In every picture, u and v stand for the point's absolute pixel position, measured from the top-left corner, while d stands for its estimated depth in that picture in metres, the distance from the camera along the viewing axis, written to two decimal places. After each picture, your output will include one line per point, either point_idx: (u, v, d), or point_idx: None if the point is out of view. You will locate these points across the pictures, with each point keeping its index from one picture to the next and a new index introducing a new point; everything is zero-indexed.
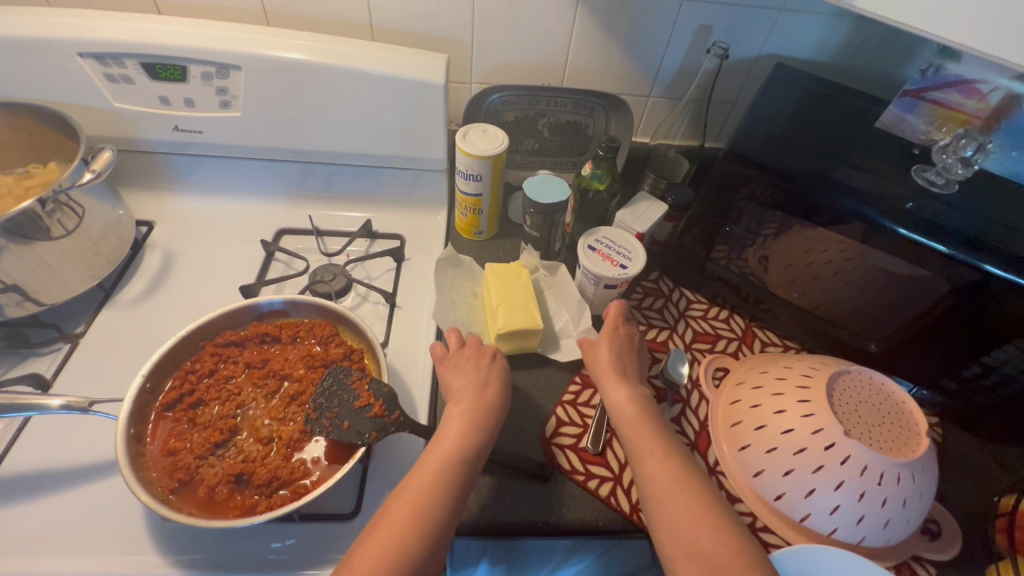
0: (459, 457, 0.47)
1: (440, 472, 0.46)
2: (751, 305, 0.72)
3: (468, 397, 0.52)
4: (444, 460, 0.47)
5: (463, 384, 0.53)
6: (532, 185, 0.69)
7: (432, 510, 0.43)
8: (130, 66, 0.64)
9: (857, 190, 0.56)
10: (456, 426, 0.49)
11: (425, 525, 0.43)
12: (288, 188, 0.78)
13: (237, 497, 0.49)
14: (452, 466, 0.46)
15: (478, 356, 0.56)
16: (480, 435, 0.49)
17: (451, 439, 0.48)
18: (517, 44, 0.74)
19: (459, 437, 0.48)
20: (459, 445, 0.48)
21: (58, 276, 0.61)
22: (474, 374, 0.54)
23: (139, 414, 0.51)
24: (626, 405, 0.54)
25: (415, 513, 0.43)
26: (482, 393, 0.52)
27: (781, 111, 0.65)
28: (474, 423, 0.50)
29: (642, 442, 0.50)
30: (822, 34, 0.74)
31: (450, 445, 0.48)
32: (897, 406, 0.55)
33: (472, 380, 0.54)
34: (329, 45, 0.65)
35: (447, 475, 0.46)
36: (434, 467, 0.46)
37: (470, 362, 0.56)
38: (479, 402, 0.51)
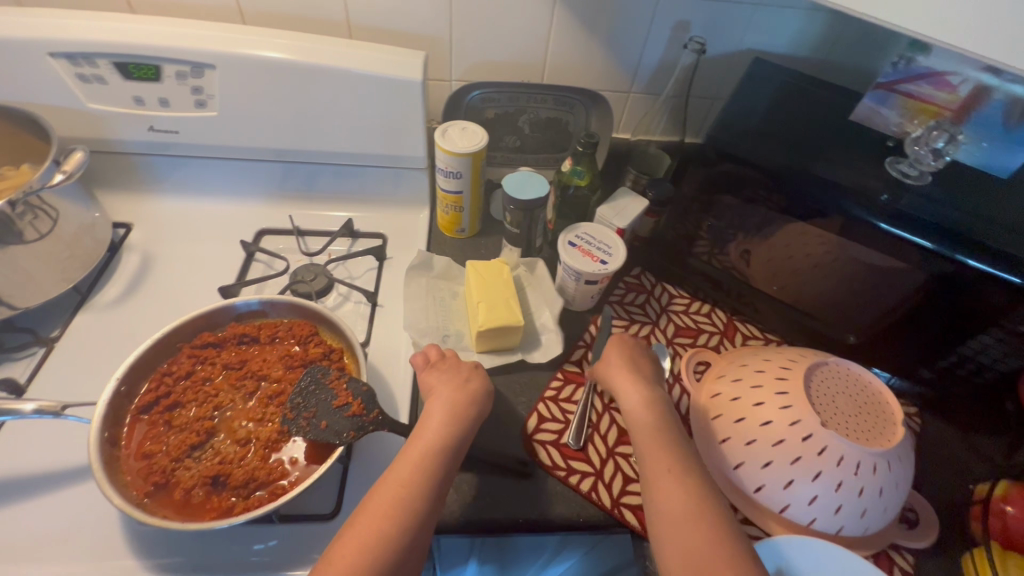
0: (439, 451, 0.47)
1: (419, 464, 0.45)
2: (732, 299, 0.72)
3: (448, 391, 0.52)
4: (424, 453, 0.46)
5: (442, 385, 0.53)
6: (512, 181, 0.69)
7: (411, 502, 0.43)
8: (102, 66, 0.63)
9: (832, 183, 0.56)
10: (435, 419, 0.49)
11: (405, 516, 0.42)
12: (268, 189, 0.78)
13: (214, 499, 0.48)
14: (432, 457, 0.46)
15: (457, 365, 0.55)
16: (461, 431, 0.49)
17: (431, 432, 0.48)
18: (496, 41, 0.74)
19: (439, 430, 0.48)
20: (439, 437, 0.48)
21: (31, 279, 0.60)
22: (454, 379, 0.54)
23: (114, 417, 0.50)
24: (643, 416, 0.53)
25: (394, 505, 0.42)
26: (463, 388, 0.52)
27: (758, 106, 0.65)
28: (456, 417, 0.50)
29: (657, 454, 0.49)
30: (799, 29, 0.74)
31: (430, 438, 0.47)
32: (873, 396, 0.55)
33: (453, 378, 0.54)
34: (305, 43, 0.65)
35: (427, 467, 0.45)
36: (413, 459, 0.46)
37: (449, 369, 0.55)
38: (457, 399, 0.51)
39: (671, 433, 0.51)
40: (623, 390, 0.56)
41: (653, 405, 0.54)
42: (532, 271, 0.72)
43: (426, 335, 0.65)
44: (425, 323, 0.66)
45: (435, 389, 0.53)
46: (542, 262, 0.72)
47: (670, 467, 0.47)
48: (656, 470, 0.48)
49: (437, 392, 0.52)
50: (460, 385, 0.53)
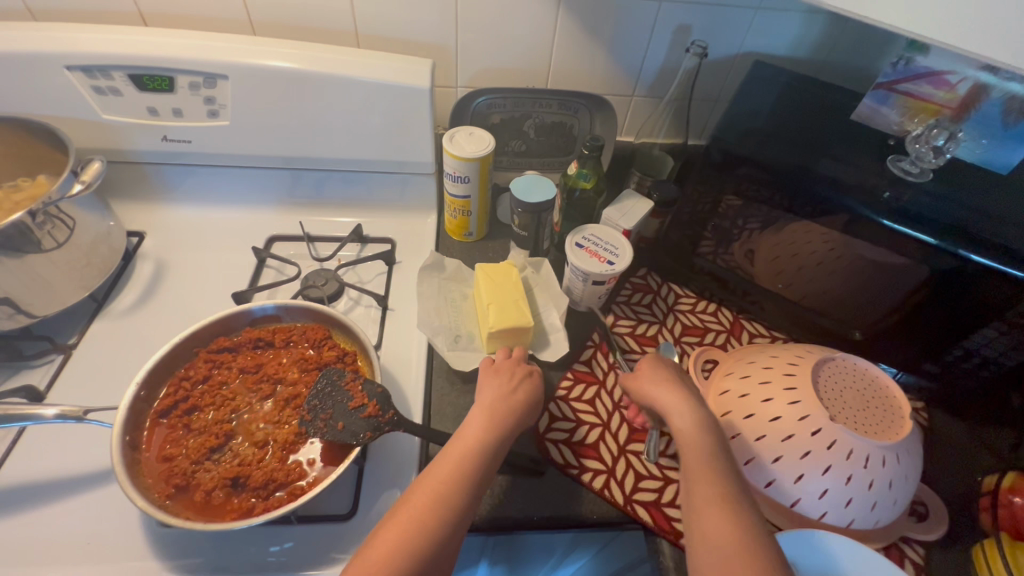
0: (480, 456, 0.47)
1: (459, 465, 0.46)
2: (738, 298, 0.73)
3: (494, 397, 0.53)
4: (464, 455, 0.47)
5: (497, 392, 0.53)
6: (520, 185, 0.70)
7: (450, 501, 0.44)
8: (118, 78, 0.64)
9: (835, 182, 0.57)
10: (477, 424, 0.50)
11: (443, 514, 0.43)
12: (279, 196, 0.79)
13: (234, 500, 0.49)
14: (472, 458, 0.47)
15: (511, 370, 0.56)
16: (502, 438, 0.49)
17: (473, 435, 0.48)
18: (501, 47, 0.75)
19: (481, 434, 0.49)
20: (479, 441, 0.48)
21: (50, 287, 0.61)
22: (510, 386, 0.54)
23: (134, 421, 0.51)
24: (693, 436, 0.50)
25: (432, 502, 0.43)
26: (507, 396, 0.53)
27: (760, 107, 0.67)
28: (495, 422, 0.50)
29: (704, 482, 0.47)
30: (799, 31, 0.75)
31: (471, 441, 0.48)
32: (880, 390, 0.56)
33: (499, 385, 0.54)
34: (315, 53, 0.66)
35: (467, 469, 0.46)
36: (454, 459, 0.47)
37: (503, 374, 0.56)
38: (496, 405, 0.52)
39: (721, 458, 0.48)
40: (669, 409, 0.53)
41: (704, 425, 0.51)
42: (539, 272, 0.73)
43: (439, 333, 0.65)
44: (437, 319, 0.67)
45: (479, 396, 0.53)
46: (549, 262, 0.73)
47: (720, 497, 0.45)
48: (704, 498, 0.46)
49: (489, 397, 0.53)
50: (513, 394, 0.53)
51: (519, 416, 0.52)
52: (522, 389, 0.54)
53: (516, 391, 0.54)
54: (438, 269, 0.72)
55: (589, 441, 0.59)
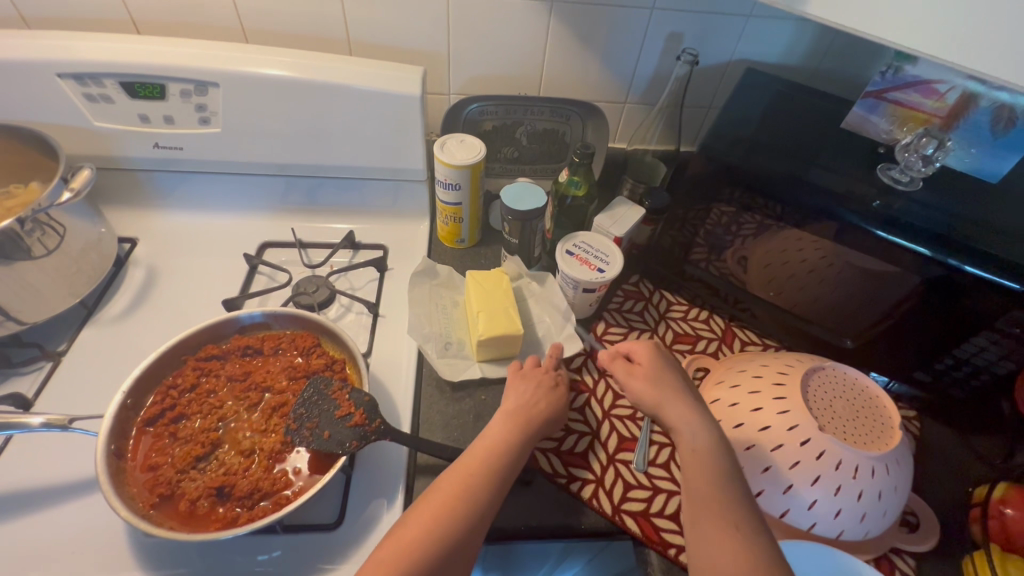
0: (507, 451, 0.49)
1: (487, 457, 0.48)
2: (730, 305, 0.73)
3: (521, 400, 0.54)
4: (492, 449, 0.49)
5: (530, 398, 0.54)
6: (509, 193, 0.70)
7: (479, 489, 0.45)
8: (109, 85, 0.65)
9: (825, 190, 0.57)
10: (500, 425, 0.51)
11: (472, 501, 0.45)
12: (271, 202, 0.79)
13: (218, 510, 0.49)
14: (500, 452, 0.48)
15: (541, 377, 0.57)
16: (527, 440, 0.50)
17: (500, 431, 0.50)
18: (493, 55, 0.76)
19: (510, 431, 0.50)
20: (507, 437, 0.50)
21: (39, 294, 0.61)
22: (545, 393, 0.55)
23: (120, 430, 0.51)
24: (705, 458, 0.48)
25: (461, 488, 0.45)
26: (534, 401, 0.54)
27: (751, 115, 0.67)
28: (519, 420, 0.51)
29: (722, 507, 0.45)
30: (790, 39, 0.75)
31: (498, 437, 0.50)
32: (870, 400, 0.56)
33: (527, 391, 0.55)
34: (306, 61, 0.66)
35: (495, 462, 0.47)
36: (482, 452, 0.48)
37: (533, 381, 0.56)
38: (521, 409, 0.53)
39: (735, 479, 0.47)
40: (680, 424, 0.51)
41: (716, 448, 0.49)
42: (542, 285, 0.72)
43: (429, 340, 0.65)
44: (428, 328, 0.67)
45: (507, 398, 0.55)
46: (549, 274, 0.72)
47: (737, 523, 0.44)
48: (722, 523, 0.44)
49: (522, 403, 0.54)
50: (543, 405, 0.54)
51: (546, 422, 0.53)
52: (550, 399, 0.55)
53: (546, 398, 0.55)
54: (429, 276, 0.72)
55: (578, 450, 0.59)
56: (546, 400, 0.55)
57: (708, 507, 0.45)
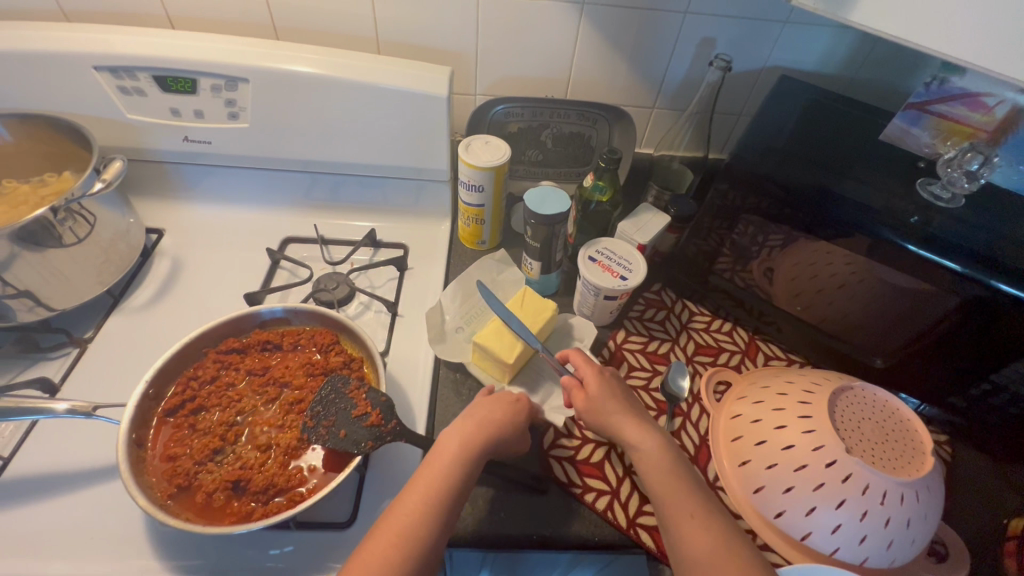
0: (443, 487, 0.46)
1: (424, 496, 0.45)
2: (755, 318, 0.71)
3: (486, 408, 0.52)
4: (429, 486, 0.46)
5: (485, 415, 0.52)
6: (532, 196, 0.67)
7: (416, 534, 0.43)
8: (142, 79, 0.66)
9: (860, 204, 0.56)
10: (458, 431, 0.50)
11: (410, 549, 0.43)
12: (294, 198, 0.80)
13: (234, 503, 0.49)
14: (439, 486, 0.46)
15: (506, 394, 0.55)
16: (487, 446, 0.49)
17: (439, 465, 0.47)
18: (521, 57, 0.75)
19: (447, 464, 0.47)
20: (450, 463, 0.47)
21: (69, 283, 0.63)
22: (507, 410, 0.53)
23: (141, 419, 0.52)
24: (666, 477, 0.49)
25: (399, 536, 0.43)
26: (479, 419, 0.51)
27: (784, 124, 0.65)
28: (480, 428, 0.50)
29: (677, 499, 0.47)
30: (828, 45, 0.73)
31: (438, 471, 0.47)
32: (902, 423, 0.54)
33: (485, 406, 0.53)
34: (336, 58, 0.67)
35: (432, 501, 0.45)
36: (422, 489, 0.46)
37: (499, 398, 0.54)
38: (466, 429, 0.50)
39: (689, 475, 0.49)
40: (627, 432, 0.52)
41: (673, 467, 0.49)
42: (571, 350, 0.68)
43: (454, 314, 0.68)
44: (454, 310, 0.68)
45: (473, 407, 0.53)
46: (591, 327, 0.69)
47: (693, 515, 0.46)
48: (678, 516, 0.46)
49: (475, 415, 0.52)
50: (501, 424, 0.51)
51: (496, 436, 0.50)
52: (507, 416, 0.52)
53: (501, 417, 0.52)
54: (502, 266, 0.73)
55: (594, 460, 0.58)
56: (497, 413, 0.52)
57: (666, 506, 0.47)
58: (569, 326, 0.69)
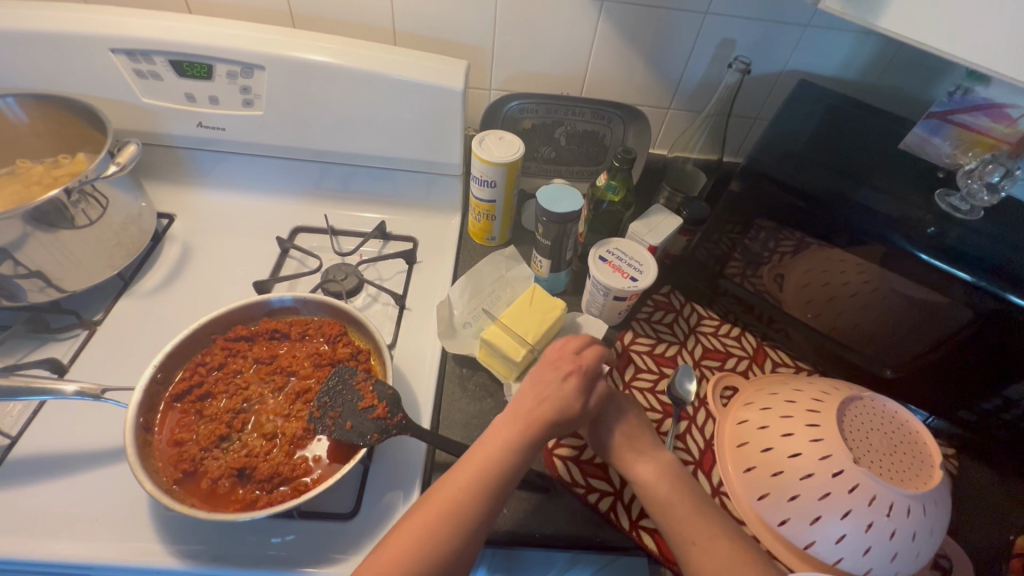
0: (496, 470, 0.46)
1: (478, 472, 0.46)
2: (763, 324, 0.71)
3: (549, 392, 0.51)
4: (484, 464, 0.46)
5: (545, 401, 0.50)
6: (545, 194, 0.66)
7: (467, 506, 0.43)
8: (158, 63, 0.65)
9: (876, 213, 0.55)
10: (515, 415, 0.50)
11: (458, 520, 0.43)
12: (305, 188, 0.80)
13: (238, 491, 0.49)
14: (492, 465, 0.46)
15: (550, 374, 0.52)
16: (541, 434, 0.49)
17: (496, 445, 0.48)
18: (538, 53, 0.75)
19: (503, 445, 0.47)
20: (506, 446, 0.47)
21: (80, 265, 0.63)
22: (559, 395, 0.51)
23: (149, 403, 0.52)
24: (671, 503, 0.49)
25: (447, 506, 0.43)
26: (538, 405, 0.50)
27: (802, 129, 0.64)
28: (536, 418, 0.49)
29: (684, 523, 0.47)
30: (848, 51, 0.72)
31: (492, 451, 0.47)
32: (911, 435, 0.53)
33: (545, 388, 0.51)
34: (353, 48, 0.66)
35: (483, 479, 0.45)
36: (475, 464, 0.46)
37: (545, 381, 0.52)
38: (528, 418, 0.50)
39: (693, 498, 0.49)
40: (626, 460, 0.52)
41: (679, 492, 0.49)
42: None
43: (462, 309, 0.67)
44: (461, 306, 0.68)
45: (532, 390, 0.52)
46: (599, 324, 0.68)
47: (696, 542, 0.46)
48: (683, 542, 0.47)
49: (530, 400, 0.51)
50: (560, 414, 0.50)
51: (551, 425, 0.50)
52: (562, 399, 0.51)
53: (558, 400, 0.50)
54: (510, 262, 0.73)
55: (597, 461, 0.58)
56: (564, 400, 0.51)
57: (674, 526, 0.47)
58: (577, 325, 0.68)
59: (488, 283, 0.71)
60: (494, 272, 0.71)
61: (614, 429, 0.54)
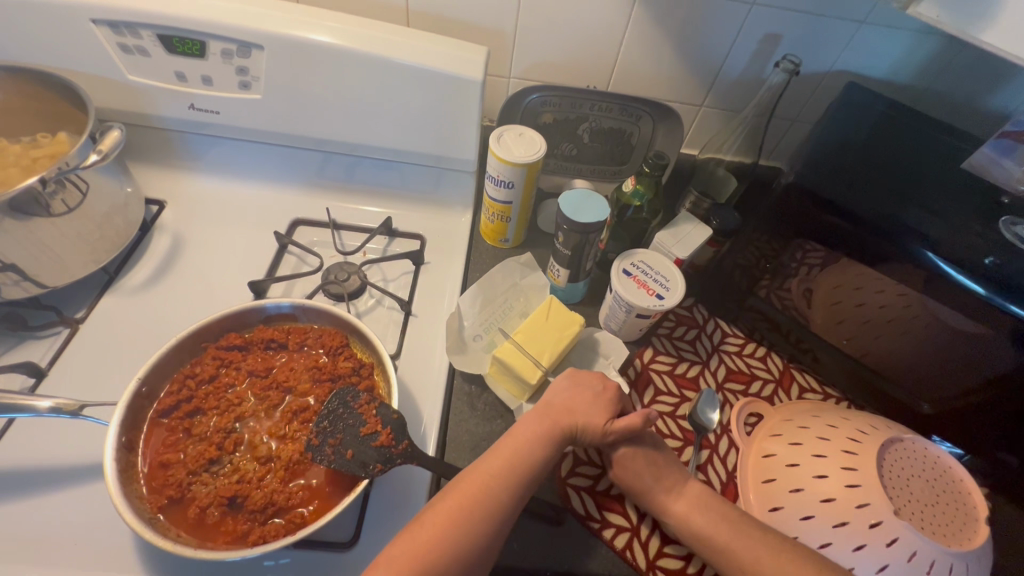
0: (522, 463, 0.47)
1: (507, 464, 0.47)
2: (791, 344, 0.66)
3: (583, 399, 0.52)
4: (511, 457, 0.47)
5: (584, 407, 0.52)
6: (569, 200, 0.61)
7: (497, 497, 0.45)
8: (146, 37, 0.59)
9: (934, 240, 0.50)
10: (538, 416, 0.51)
11: (489, 508, 0.44)
12: (306, 176, 0.74)
13: (228, 521, 0.45)
14: (521, 459, 0.47)
15: (592, 382, 0.54)
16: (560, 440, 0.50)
17: (522, 439, 0.49)
18: (564, 39, 0.68)
19: (530, 440, 0.49)
20: (532, 441, 0.49)
21: (59, 259, 0.58)
22: (599, 406, 0.52)
23: (132, 421, 0.48)
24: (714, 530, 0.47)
25: (477, 494, 0.44)
26: (563, 407, 0.52)
27: (853, 139, 0.59)
28: (556, 426, 0.50)
29: (730, 548, 0.46)
30: (904, 51, 0.66)
31: (520, 446, 0.48)
32: (953, 485, 0.50)
33: (570, 393, 0.53)
34: (361, 29, 0.60)
35: (511, 473, 0.46)
36: (505, 455, 0.48)
37: (585, 386, 0.54)
38: (563, 423, 0.51)
39: (714, 544, 0.47)
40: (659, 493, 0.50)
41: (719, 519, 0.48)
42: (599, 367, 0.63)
43: (473, 321, 0.63)
44: (472, 317, 0.63)
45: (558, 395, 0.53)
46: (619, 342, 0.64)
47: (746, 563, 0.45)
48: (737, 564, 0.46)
49: (569, 403, 0.52)
50: (592, 422, 0.51)
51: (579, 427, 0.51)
52: (584, 405, 0.52)
53: (580, 405, 0.52)
54: (525, 269, 0.68)
55: (613, 492, 0.54)
56: (601, 408, 0.52)
57: (723, 553, 0.46)
58: (595, 340, 0.64)
59: (501, 293, 0.66)
60: (507, 281, 0.67)
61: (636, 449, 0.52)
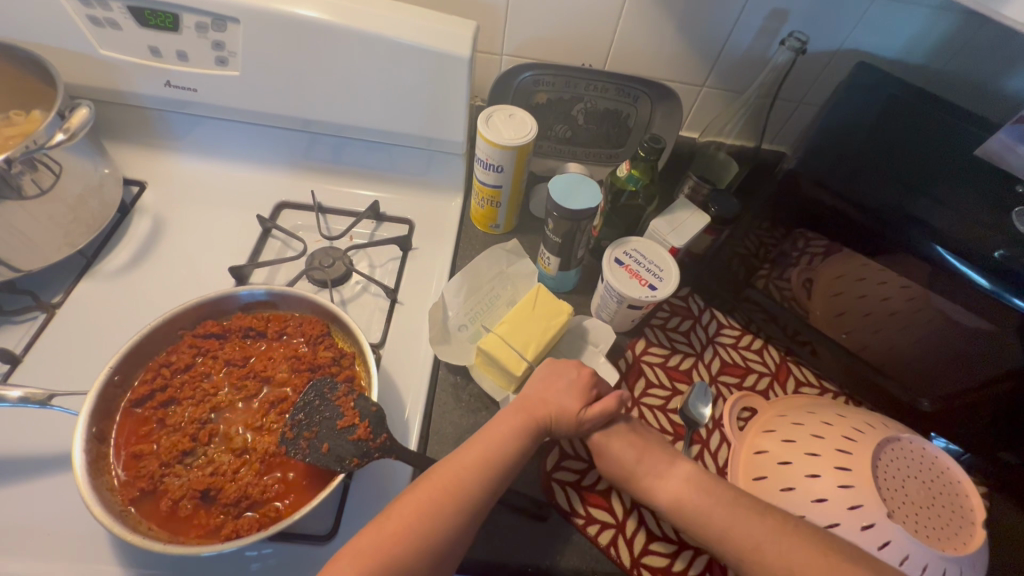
0: (500, 458, 0.46)
1: (485, 457, 0.46)
2: (788, 337, 0.64)
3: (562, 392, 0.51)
4: (489, 451, 0.46)
5: (559, 401, 0.50)
6: (558, 185, 0.58)
7: (473, 491, 0.43)
8: (116, 9, 0.56)
9: (942, 231, 0.47)
10: (516, 410, 0.50)
11: (464, 500, 0.43)
12: (292, 158, 0.72)
13: (202, 513, 0.45)
14: (497, 452, 0.46)
15: (567, 369, 0.53)
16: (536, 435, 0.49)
17: (501, 433, 0.48)
18: (558, 15, 0.65)
19: (510, 434, 0.48)
20: (512, 436, 0.48)
21: (32, 243, 0.56)
22: (577, 397, 0.51)
23: (104, 410, 0.47)
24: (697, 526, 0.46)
25: (453, 487, 0.43)
26: (537, 396, 0.50)
27: (860, 122, 0.56)
28: (532, 422, 0.49)
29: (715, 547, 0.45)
30: (921, 29, 0.62)
31: (495, 439, 0.47)
32: (950, 487, 0.48)
33: (544, 379, 0.52)
34: (344, 1, 0.57)
35: (489, 467, 0.45)
36: (481, 448, 0.46)
37: (563, 380, 0.52)
38: (538, 415, 0.49)
39: (701, 543, 0.45)
40: (644, 490, 0.49)
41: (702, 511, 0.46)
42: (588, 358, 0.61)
43: (459, 310, 0.61)
44: (457, 307, 0.61)
45: (534, 385, 0.52)
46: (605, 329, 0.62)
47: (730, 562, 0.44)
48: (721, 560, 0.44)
49: (544, 394, 0.51)
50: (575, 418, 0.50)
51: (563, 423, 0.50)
52: (561, 394, 0.51)
53: (556, 397, 0.50)
54: (514, 256, 0.66)
55: (599, 488, 0.53)
56: (574, 393, 0.51)
57: (709, 553, 0.45)
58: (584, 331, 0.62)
59: (490, 281, 0.64)
60: (498, 268, 0.65)
61: (620, 444, 0.50)
